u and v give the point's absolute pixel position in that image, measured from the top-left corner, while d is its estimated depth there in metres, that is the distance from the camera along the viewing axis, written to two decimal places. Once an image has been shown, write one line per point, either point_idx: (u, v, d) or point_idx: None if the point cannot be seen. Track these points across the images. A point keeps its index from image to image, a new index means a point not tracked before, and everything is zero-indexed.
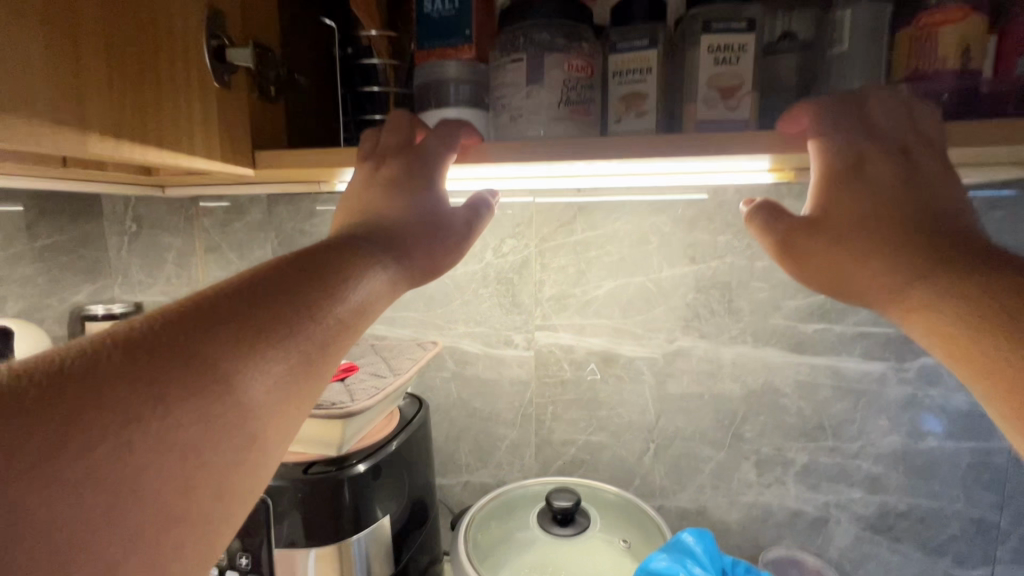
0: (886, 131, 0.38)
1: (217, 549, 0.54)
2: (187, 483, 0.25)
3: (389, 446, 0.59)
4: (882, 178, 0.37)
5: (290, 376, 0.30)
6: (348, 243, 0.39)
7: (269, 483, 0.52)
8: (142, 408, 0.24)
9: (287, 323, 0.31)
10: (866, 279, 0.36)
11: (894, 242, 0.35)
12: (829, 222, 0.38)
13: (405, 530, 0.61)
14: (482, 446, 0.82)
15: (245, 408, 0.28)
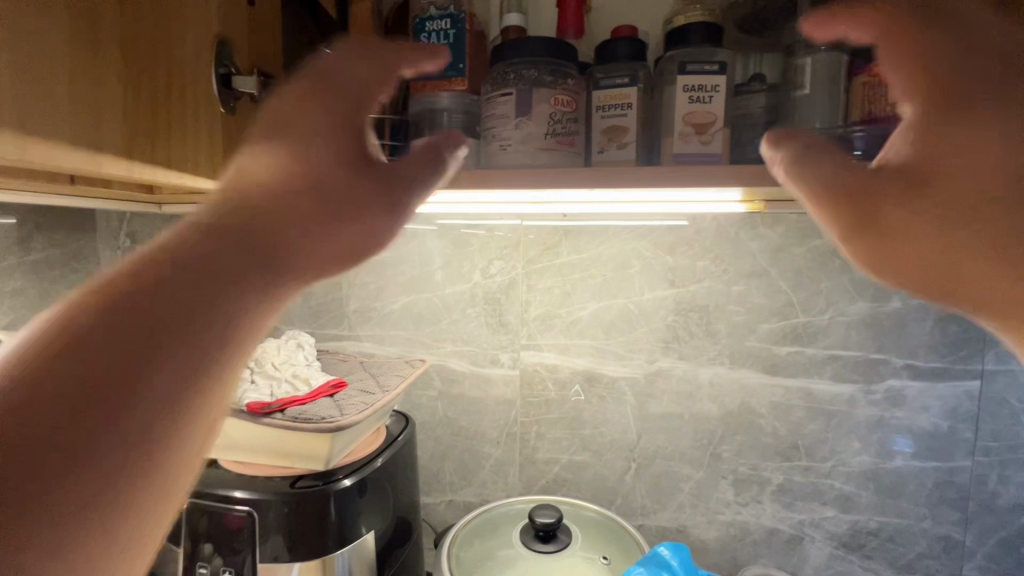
0: (980, 45, 0.28)
1: (200, 564, 0.54)
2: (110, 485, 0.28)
3: (375, 462, 0.60)
4: (975, 115, 0.28)
5: (162, 422, 0.30)
6: (252, 223, 0.34)
7: (255, 497, 0.52)
8: (53, 425, 0.27)
9: (142, 376, 0.29)
10: (963, 251, 0.30)
11: (990, 203, 0.29)
12: (914, 171, 0.30)
13: (389, 547, 0.61)
14: (467, 464, 0.82)
15: (112, 468, 0.28)
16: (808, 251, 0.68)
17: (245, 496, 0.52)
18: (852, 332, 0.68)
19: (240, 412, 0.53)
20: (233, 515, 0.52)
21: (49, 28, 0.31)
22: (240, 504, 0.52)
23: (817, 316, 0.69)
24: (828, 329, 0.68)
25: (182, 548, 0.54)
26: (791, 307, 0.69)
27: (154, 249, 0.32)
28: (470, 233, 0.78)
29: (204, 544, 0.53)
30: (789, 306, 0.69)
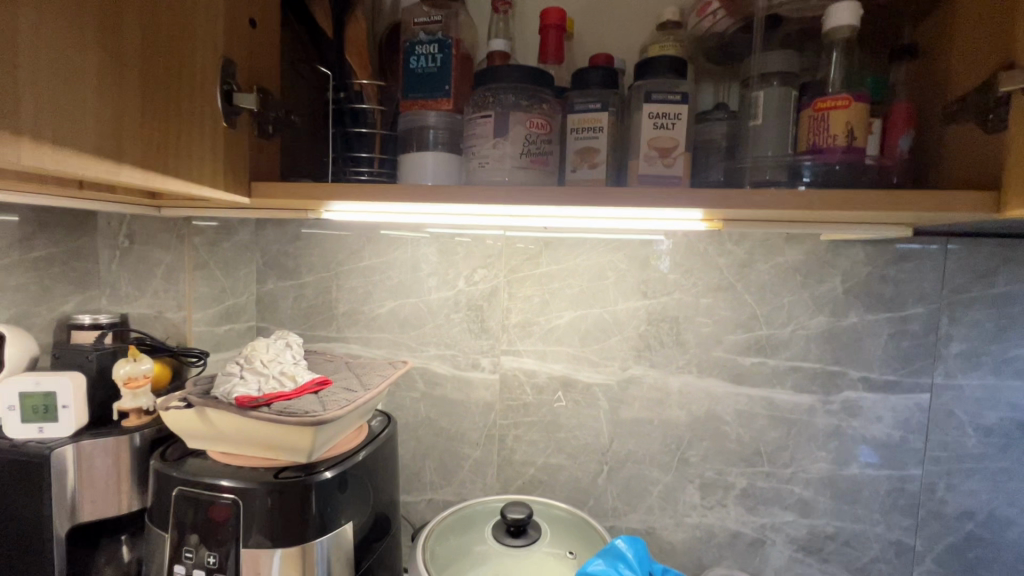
0: None
1: (187, 549, 0.56)
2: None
3: (356, 457, 0.63)
4: None
5: None
6: None
7: (240, 485, 0.55)
8: None
9: None
10: None
11: None
12: None
13: (367, 539, 0.64)
14: (446, 464, 0.86)
15: None
16: (772, 267, 0.72)
17: (230, 485, 0.55)
18: (812, 345, 0.72)
19: (229, 405, 0.56)
20: (219, 502, 0.55)
21: (89, 41, 0.34)
22: (226, 492, 0.55)
23: (779, 329, 0.73)
24: (790, 342, 0.73)
25: (170, 534, 0.57)
26: (755, 320, 0.73)
27: None
28: (455, 243, 0.82)
29: (192, 530, 0.56)
30: (753, 319, 0.73)
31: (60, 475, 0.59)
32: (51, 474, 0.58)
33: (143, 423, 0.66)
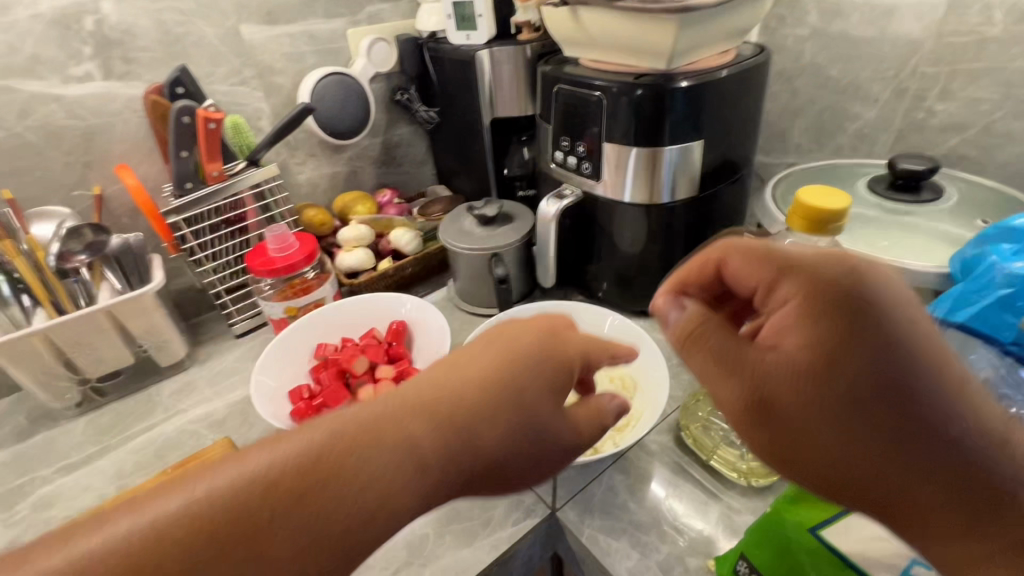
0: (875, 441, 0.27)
1: (563, 138, 0.63)
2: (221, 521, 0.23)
3: (718, 74, 0.56)
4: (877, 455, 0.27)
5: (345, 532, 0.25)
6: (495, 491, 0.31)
7: (607, 84, 0.56)
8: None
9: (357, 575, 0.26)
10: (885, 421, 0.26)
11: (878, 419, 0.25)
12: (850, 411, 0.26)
13: (716, 167, 0.62)
14: (824, 124, 0.70)
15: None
16: None
17: (599, 82, 0.57)
18: None
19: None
20: (588, 97, 0.58)
21: None
22: (595, 88, 0.57)
23: None
24: None
25: (552, 126, 0.64)
26: None
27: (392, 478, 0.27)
28: None
29: (566, 121, 0.62)
30: None
31: (482, 74, 0.70)
32: (475, 72, 0.70)
33: (531, 38, 0.69)
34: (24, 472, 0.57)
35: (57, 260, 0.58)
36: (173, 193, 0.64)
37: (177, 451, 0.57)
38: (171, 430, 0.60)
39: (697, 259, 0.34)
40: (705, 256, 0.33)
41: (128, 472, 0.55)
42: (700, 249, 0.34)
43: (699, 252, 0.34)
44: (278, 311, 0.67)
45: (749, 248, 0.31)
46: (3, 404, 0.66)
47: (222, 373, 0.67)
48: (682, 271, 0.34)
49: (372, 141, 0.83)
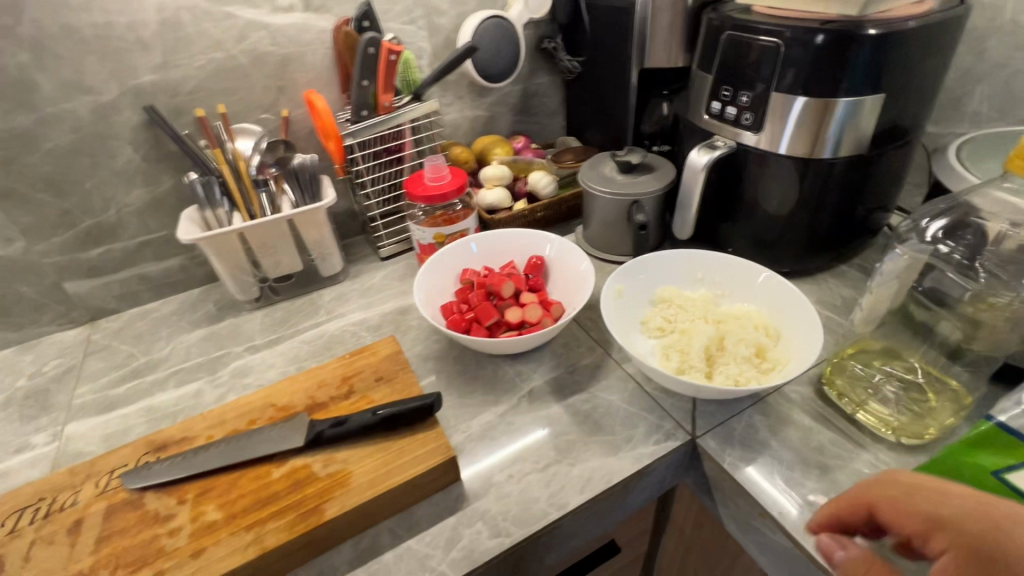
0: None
1: (724, 87, 0.63)
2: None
3: (909, 24, 0.54)
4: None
5: None
6: None
7: (787, 30, 0.55)
8: None
9: None
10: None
11: None
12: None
13: (887, 128, 0.60)
14: (1015, 91, 0.64)
15: None
16: None
17: (777, 28, 0.56)
18: None
19: None
20: (761, 44, 0.58)
21: None
22: (771, 35, 0.56)
23: None
24: None
25: (713, 75, 0.64)
26: None
27: None
28: None
29: (731, 68, 0.62)
30: None
31: (640, 22, 0.70)
32: (633, 19, 0.70)
33: None
34: (220, 348, 0.67)
35: (256, 169, 0.68)
36: (349, 120, 0.70)
37: (343, 346, 0.65)
38: (335, 329, 0.68)
39: (850, 496, 0.36)
40: (871, 483, 0.35)
41: (304, 358, 0.64)
42: (864, 483, 0.36)
43: (854, 488, 0.36)
44: (427, 237, 0.72)
45: (894, 490, 0.33)
46: (194, 293, 0.77)
47: (372, 288, 0.75)
48: (836, 502, 0.37)
49: (513, 88, 0.86)
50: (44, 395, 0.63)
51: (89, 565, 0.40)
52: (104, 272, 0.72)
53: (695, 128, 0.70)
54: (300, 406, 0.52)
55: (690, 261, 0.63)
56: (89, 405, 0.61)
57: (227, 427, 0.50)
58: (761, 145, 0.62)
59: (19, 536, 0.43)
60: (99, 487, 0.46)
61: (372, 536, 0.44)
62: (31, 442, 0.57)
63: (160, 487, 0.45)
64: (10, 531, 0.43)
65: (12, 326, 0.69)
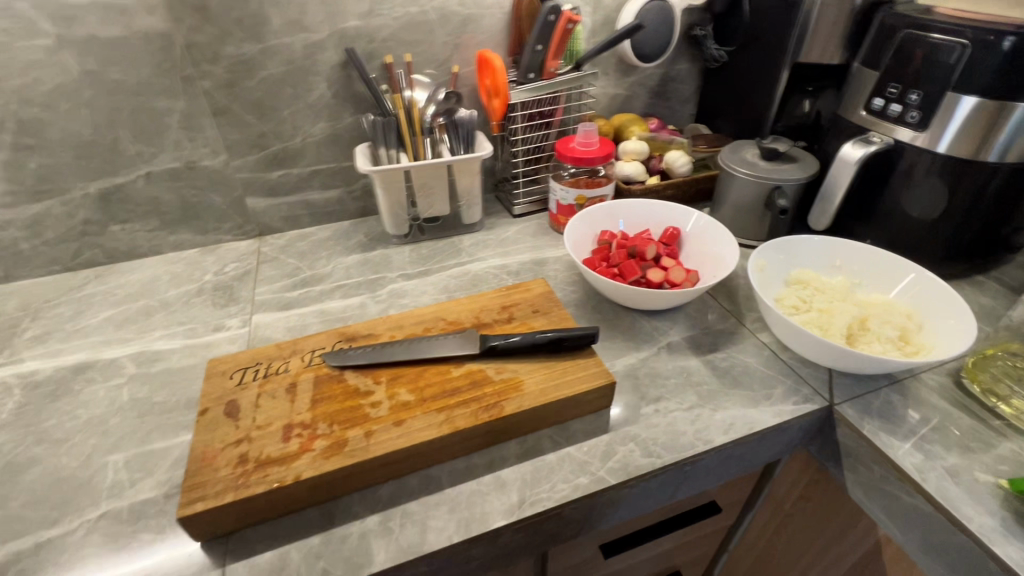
0: None
1: (891, 84, 0.65)
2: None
3: None
4: None
5: None
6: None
7: (973, 32, 0.57)
8: None
9: None
10: None
11: None
12: None
13: None
14: None
15: None
16: None
17: (962, 29, 0.57)
18: None
19: None
20: (942, 44, 0.59)
21: None
22: (956, 35, 0.58)
23: None
24: None
25: (880, 72, 0.66)
26: None
27: None
28: None
29: (903, 66, 0.63)
30: None
31: (807, 15, 0.72)
32: (799, 12, 0.72)
33: None
34: (375, 272, 0.75)
35: (429, 118, 0.75)
36: (515, 81, 0.76)
37: (487, 284, 0.71)
38: (478, 269, 0.74)
39: None
40: None
41: (453, 289, 0.70)
42: None
43: None
44: (569, 198, 0.77)
45: None
46: (346, 224, 0.86)
47: (508, 239, 0.81)
48: None
49: (655, 71, 0.90)
50: (230, 290, 0.72)
51: (310, 418, 0.47)
52: (281, 193, 0.80)
53: (846, 124, 0.71)
54: (467, 323, 0.58)
55: (830, 249, 0.66)
56: (270, 302, 0.69)
57: (406, 331, 0.57)
58: (922, 145, 0.63)
59: (246, 388, 0.51)
60: (305, 361, 0.54)
61: (534, 439, 0.50)
62: (226, 325, 0.66)
63: (357, 368, 0.52)
64: (238, 383, 0.51)
65: (199, 229, 0.79)
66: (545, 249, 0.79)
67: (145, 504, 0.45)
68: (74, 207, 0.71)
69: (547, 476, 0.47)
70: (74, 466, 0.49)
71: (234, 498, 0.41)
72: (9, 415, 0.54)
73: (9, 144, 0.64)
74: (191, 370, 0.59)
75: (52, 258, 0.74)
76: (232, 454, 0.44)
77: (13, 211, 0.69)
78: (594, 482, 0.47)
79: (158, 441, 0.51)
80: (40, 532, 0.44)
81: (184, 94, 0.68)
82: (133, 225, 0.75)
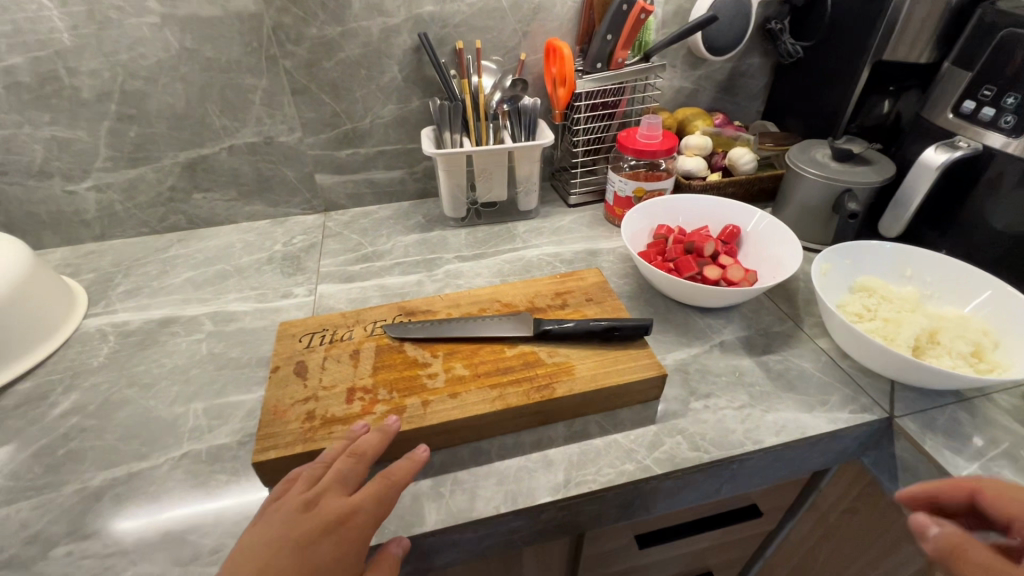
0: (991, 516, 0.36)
1: (986, 86, 0.61)
2: (320, 506, 0.38)
3: None
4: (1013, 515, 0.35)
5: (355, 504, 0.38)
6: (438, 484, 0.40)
7: None
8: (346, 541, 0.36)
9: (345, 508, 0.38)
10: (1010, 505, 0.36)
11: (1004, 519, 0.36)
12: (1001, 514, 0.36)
13: None
14: None
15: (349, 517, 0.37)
16: None
17: None
18: None
19: None
20: None
21: None
22: None
23: None
24: None
25: (973, 73, 0.62)
26: None
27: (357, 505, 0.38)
28: None
29: (999, 68, 0.60)
30: None
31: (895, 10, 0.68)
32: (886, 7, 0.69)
33: None
34: (433, 252, 0.77)
35: (494, 105, 0.77)
36: (582, 71, 0.77)
37: (541, 271, 0.72)
38: (532, 256, 0.76)
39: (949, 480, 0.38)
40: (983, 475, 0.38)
41: (507, 274, 0.72)
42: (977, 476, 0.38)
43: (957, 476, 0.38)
44: (627, 190, 0.76)
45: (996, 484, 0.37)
46: (406, 205, 0.89)
47: (562, 228, 0.82)
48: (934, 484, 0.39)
49: (724, 65, 0.88)
50: (297, 260, 0.76)
51: (371, 383, 0.50)
52: (347, 172, 0.83)
53: (931, 127, 0.68)
54: (522, 306, 0.60)
55: (901, 257, 0.63)
56: (333, 274, 0.73)
57: (462, 310, 0.60)
58: (1014, 150, 0.59)
59: (314, 351, 0.54)
60: (367, 331, 0.57)
61: (582, 424, 0.51)
62: (293, 292, 0.70)
63: (415, 341, 0.55)
64: (306, 346, 0.55)
65: (271, 201, 0.83)
66: (600, 239, 0.79)
67: (220, 449, 0.50)
68: (164, 174, 0.77)
69: (594, 460, 0.48)
70: (160, 408, 0.54)
71: (302, 450, 0.44)
72: (105, 359, 0.60)
73: (113, 113, 0.70)
74: (263, 331, 0.63)
75: (142, 221, 0.80)
76: (301, 410, 0.48)
77: (112, 175, 0.75)
78: (640, 469, 0.47)
79: (233, 392, 0.55)
80: (132, 464, 0.49)
81: (267, 73, 0.72)
82: (214, 194, 0.80)
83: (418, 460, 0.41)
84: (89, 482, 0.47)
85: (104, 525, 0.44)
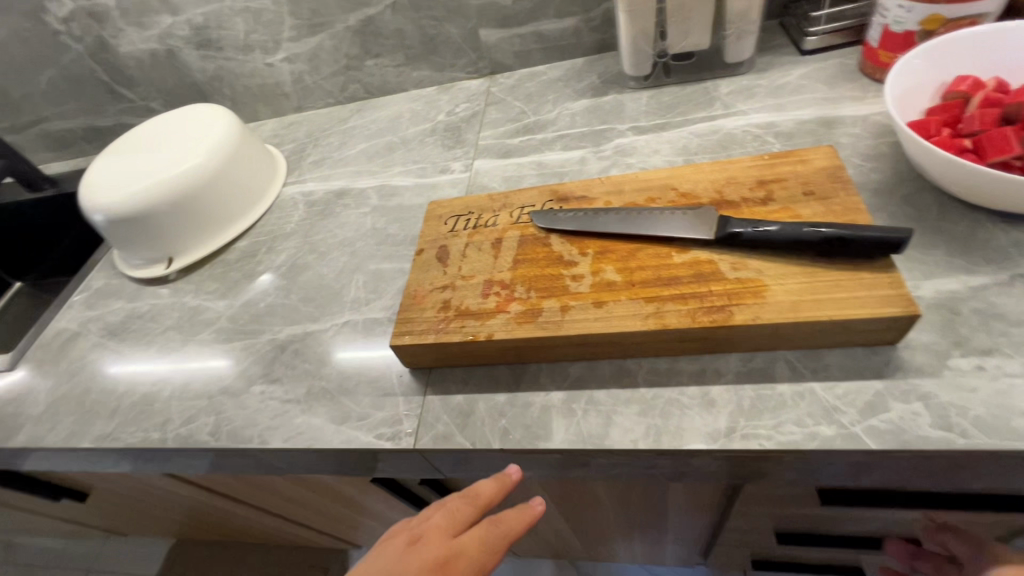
0: None
1: None
2: (426, 542, 0.38)
3: None
4: None
5: (461, 547, 0.38)
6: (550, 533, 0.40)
7: None
8: None
9: (446, 549, 0.37)
10: None
11: None
12: None
13: None
14: None
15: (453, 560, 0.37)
16: None
17: None
18: None
19: None
20: None
21: None
22: None
23: None
24: None
25: None
26: None
27: (459, 548, 0.38)
28: None
29: None
30: None
31: None
32: None
33: None
34: (603, 122, 0.64)
35: None
36: None
37: (741, 149, 0.55)
38: (732, 127, 0.57)
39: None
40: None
41: (694, 152, 0.56)
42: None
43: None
44: (910, 22, 0.49)
45: None
46: (580, 63, 0.74)
47: (784, 87, 0.59)
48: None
49: None
50: (458, 131, 0.71)
51: (509, 278, 0.45)
52: (513, 24, 0.71)
53: None
54: (705, 198, 0.46)
55: None
56: (491, 148, 0.66)
57: (625, 199, 0.48)
58: None
59: (457, 236, 0.50)
60: (513, 217, 0.50)
61: (765, 360, 0.39)
62: (450, 168, 0.66)
63: (564, 233, 0.47)
64: (451, 230, 0.51)
65: (437, 65, 0.78)
66: (842, 103, 0.55)
67: (374, 322, 0.52)
68: (339, 40, 0.76)
69: (774, 409, 0.37)
70: (331, 277, 0.58)
71: (434, 340, 0.43)
72: (295, 226, 0.66)
73: None
74: (419, 208, 0.62)
75: (327, 91, 0.83)
76: (438, 298, 0.46)
77: (298, 45, 0.77)
78: (843, 437, 0.35)
79: (387, 269, 0.56)
80: (307, 325, 0.54)
81: None
82: (384, 60, 0.78)
83: (530, 514, 0.41)
84: (279, 334, 0.55)
85: (285, 374, 0.51)
